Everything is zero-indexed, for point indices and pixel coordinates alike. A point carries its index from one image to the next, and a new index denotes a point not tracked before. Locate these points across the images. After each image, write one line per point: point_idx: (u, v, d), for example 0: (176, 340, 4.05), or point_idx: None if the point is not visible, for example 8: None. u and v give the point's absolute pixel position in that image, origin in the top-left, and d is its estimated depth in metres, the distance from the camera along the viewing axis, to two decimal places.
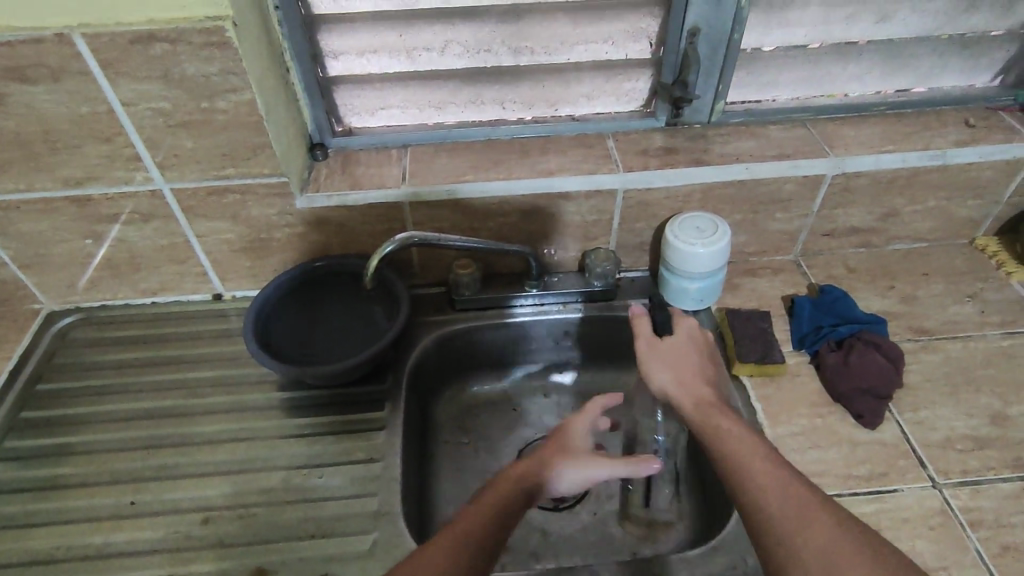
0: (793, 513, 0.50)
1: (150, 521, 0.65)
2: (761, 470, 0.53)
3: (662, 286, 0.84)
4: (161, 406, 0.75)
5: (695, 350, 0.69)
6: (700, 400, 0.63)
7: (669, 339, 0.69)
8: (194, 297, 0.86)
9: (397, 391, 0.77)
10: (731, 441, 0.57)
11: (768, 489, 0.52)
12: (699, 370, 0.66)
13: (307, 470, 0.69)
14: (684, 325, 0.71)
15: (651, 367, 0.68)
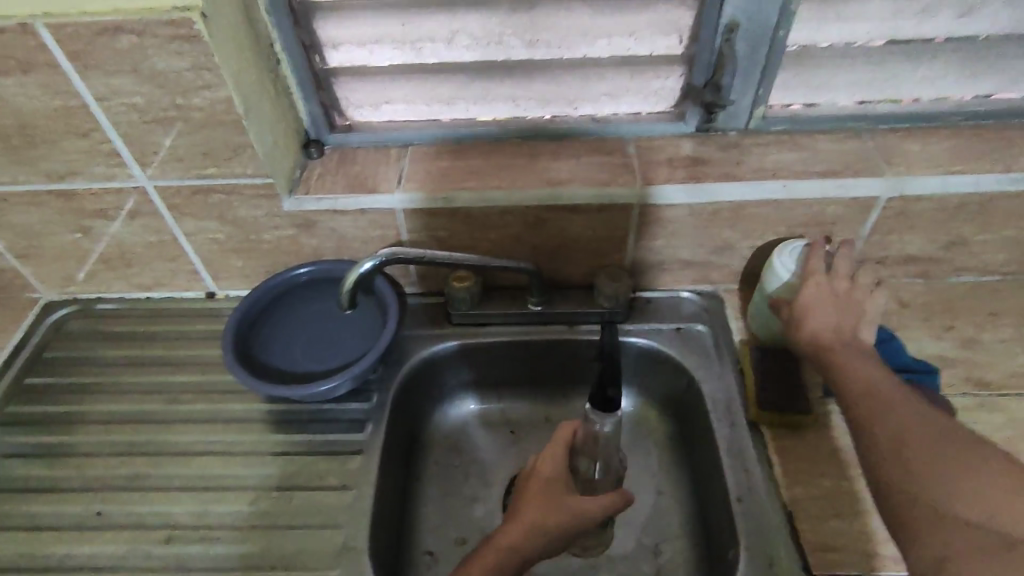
0: (933, 439, 0.51)
1: (115, 534, 0.63)
2: (892, 400, 0.56)
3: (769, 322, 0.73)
4: (142, 410, 0.73)
5: (845, 309, 0.65)
6: (845, 356, 0.62)
7: (836, 283, 0.66)
8: (187, 294, 0.84)
9: (381, 411, 0.72)
10: (856, 376, 0.60)
11: (903, 417, 0.54)
12: (837, 322, 0.64)
13: (277, 493, 0.65)
14: (846, 278, 0.66)
15: (803, 314, 0.65)
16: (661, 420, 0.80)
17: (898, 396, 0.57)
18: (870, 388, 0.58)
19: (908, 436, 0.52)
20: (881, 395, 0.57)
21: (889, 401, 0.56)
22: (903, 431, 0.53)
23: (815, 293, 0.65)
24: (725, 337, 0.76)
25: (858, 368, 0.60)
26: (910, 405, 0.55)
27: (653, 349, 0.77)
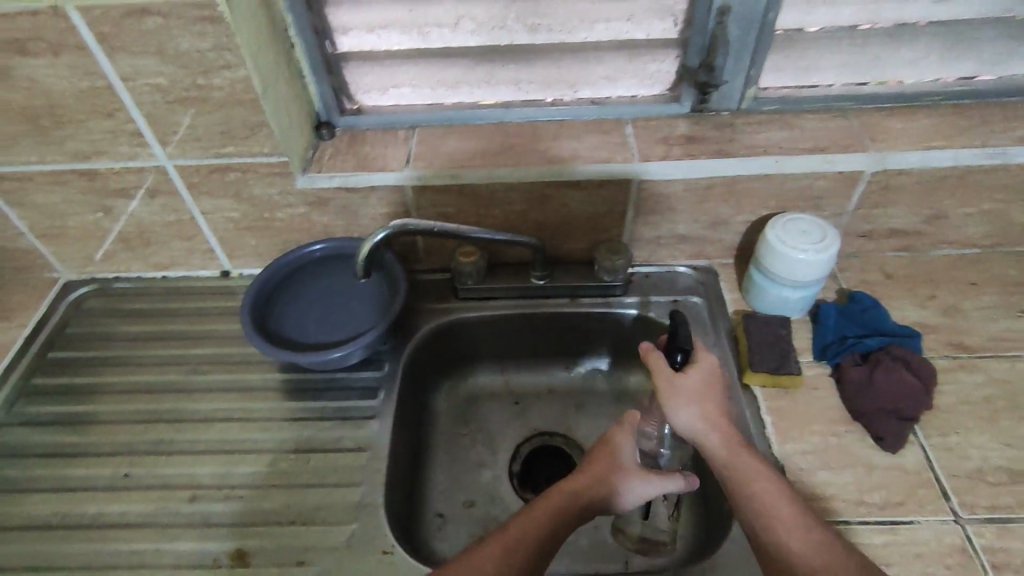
0: (789, 505, 0.55)
1: (142, 494, 0.66)
2: (780, 512, 0.55)
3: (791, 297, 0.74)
4: (163, 381, 0.76)
5: (717, 390, 0.63)
6: (750, 463, 0.58)
7: (689, 378, 0.62)
8: (203, 272, 0.87)
9: (393, 379, 0.75)
10: (755, 483, 0.56)
11: (795, 539, 0.53)
12: (716, 406, 0.61)
13: (296, 455, 0.69)
14: (698, 371, 0.63)
15: (669, 402, 0.61)
16: None
17: (778, 500, 0.55)
18: (750, 479, 0.57)
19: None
20: (775, 505, 0.55)
21: (793, 523, 0.54)
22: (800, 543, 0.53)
23: (708, 361, 0.64)
24: (720, 307, 0.80)
25: (756, 481, 0.56)
26: (795, 512, 0.55)
27: (651, 320, 0.80)
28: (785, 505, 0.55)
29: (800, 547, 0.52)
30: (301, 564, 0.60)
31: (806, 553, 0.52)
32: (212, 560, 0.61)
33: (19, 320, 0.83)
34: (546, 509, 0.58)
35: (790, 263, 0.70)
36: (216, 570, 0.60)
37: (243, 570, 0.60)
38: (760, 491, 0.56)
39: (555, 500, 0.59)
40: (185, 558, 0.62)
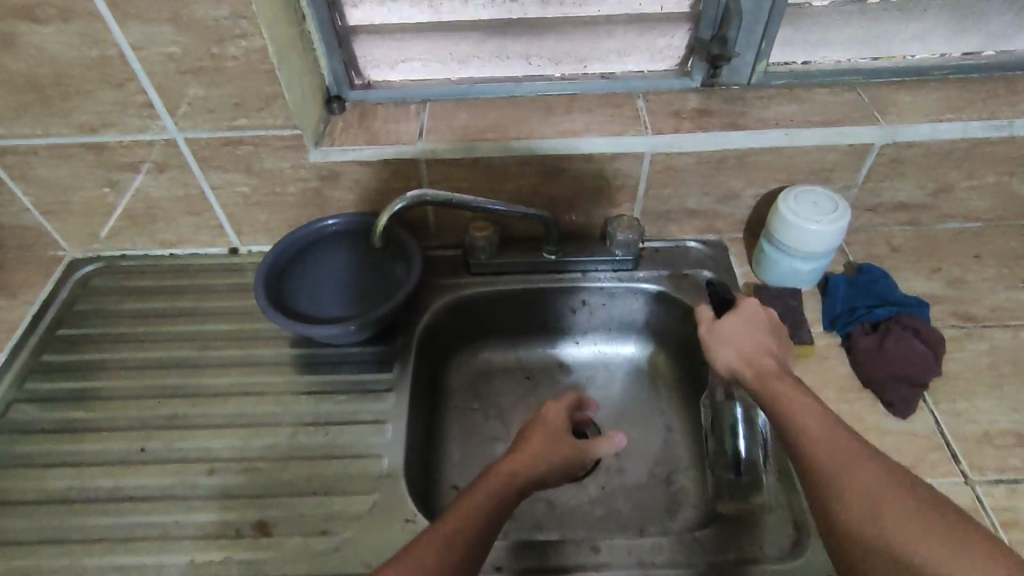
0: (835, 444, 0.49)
1: (159, 467, 0.66)
2: (815, 428, 0.51)
3: (800, 269, 0.75)
4: (175, 357, 0.76)
5: (762, 329, 0.65)
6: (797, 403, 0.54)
7: (733, 319, 0.66)
8: (211, 250, 0.86)
9: (408, 352, 0.75)
10: (792, 404, 0.54)
11: (828, 450, 0.49)
12: (762, 341, 0.63)
13: (313, 427, 0.69)
14: (742, 314, 0.66)
15: (714, 348, 0.65)
16: (668, 362, 0.85)
17: (813, 420, 0.52)
18: (795, 419, 0.52)
19: (853, 491, 0.46)
20: (810, 423, 0.51)
21: (827, 438, 0.50)
22: (838, 454, 0.48)
23: (748, 306, 0.66)
24: (730, 281, 0.81)
25: (793, 402, 0.54)
26: (831, 429, 0.50)
27: (662, 293, 0.81)
28: (823, 422, 0.51)
29: (834, 457, 0.48)
30: (323, 533, 0.61)
31: (840, 463, 0.48)
32: (233, 531, 0.61)
33: (25, 297, 0.82)
34: (493, 484, 0.55)
35: (802, 235, 0.71)
36: (238, 541, 0.61)
37: (265, 540, 0.60)
38: (797, 414, 0.53)
39: (499, 475, 0.56)
40: (205, 529, 0.61)
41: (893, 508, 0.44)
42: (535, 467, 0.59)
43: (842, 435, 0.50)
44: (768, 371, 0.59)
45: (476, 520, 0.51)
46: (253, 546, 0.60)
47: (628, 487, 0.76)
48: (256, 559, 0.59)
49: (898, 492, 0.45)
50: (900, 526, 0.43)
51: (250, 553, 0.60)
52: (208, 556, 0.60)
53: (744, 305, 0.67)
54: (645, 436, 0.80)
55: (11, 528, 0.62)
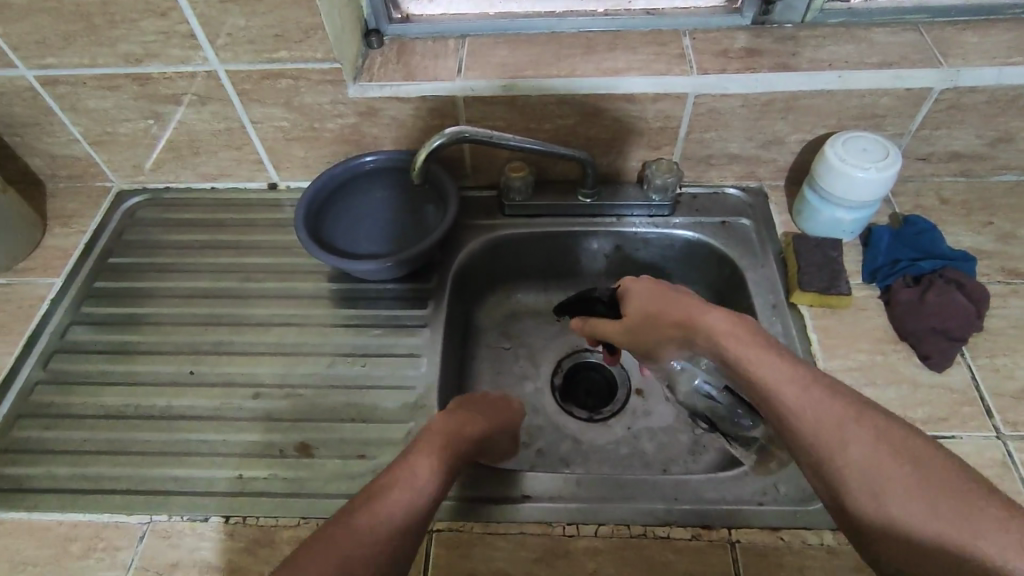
0: (819, 413, 0.44)
1: (207, 388, 0.70)
2: (796, 400, 0.46)
3: (840, 219, 0.74)
4: (219, 287, 0.79)
5: (665, 295, 0.60)
6: (767, 371, 0.48)
7: (632, 305, 0.63)
8: (251, 185, 0.88)
9: (442, 290, 0.77)
10: (759, 370, 0.49)
11: (815, 424, 0.44)
12: (679, 299, 0.58)
13: (351, 358, 0.71)
14: (631, 297, 0.63)
15: (652, 340, 0.63)
16: None
17: (790, 387, 0.46)
18: (773, 388, 0.47)
19: (852, 467, 0.42)
20: (786, 393, 0.46)
21: (811, 406, 0.45)
22: (827, 426, 0.44)
23: (637, 283, 0.63)
24: (769, 229, 0.79)
25: (761, 368, 0.49)
26: (815, 396, 0.45)
27: (697, 240, 0.80)
28: (803, 390, 0.46)
29: (821, 431, 0.44)
30: (362, 457, 0.64)
31: (829, 438, 0.43)
32: (278, 451, 0.65)
33: (76, 226, 0.85)
34: (426, 451, 0.50)
35: (844, 183, 0.69)
36: (282, 459, 0.64)
37: (308, 460, 0.64)
38: (773, 383, 0.47)
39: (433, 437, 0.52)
40: (251, 447, 0.65)
41: (895, 484, 0.40)
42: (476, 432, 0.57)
43: (824, 397, 0.45)
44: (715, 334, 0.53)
45: (422, 484, 0.47)
46: (296, 465, 0.64)
47: (654, 429, 0.77)
48: (299, 476, 0.63)
49: (893, 457, 0.41)
50: (904, 499, 0.39)
51: (294, 471, 0.63)
52: (255, 472, 0.63)
53: (626, 283, 0.64)
54: None
55: (74, 438, 0.67)
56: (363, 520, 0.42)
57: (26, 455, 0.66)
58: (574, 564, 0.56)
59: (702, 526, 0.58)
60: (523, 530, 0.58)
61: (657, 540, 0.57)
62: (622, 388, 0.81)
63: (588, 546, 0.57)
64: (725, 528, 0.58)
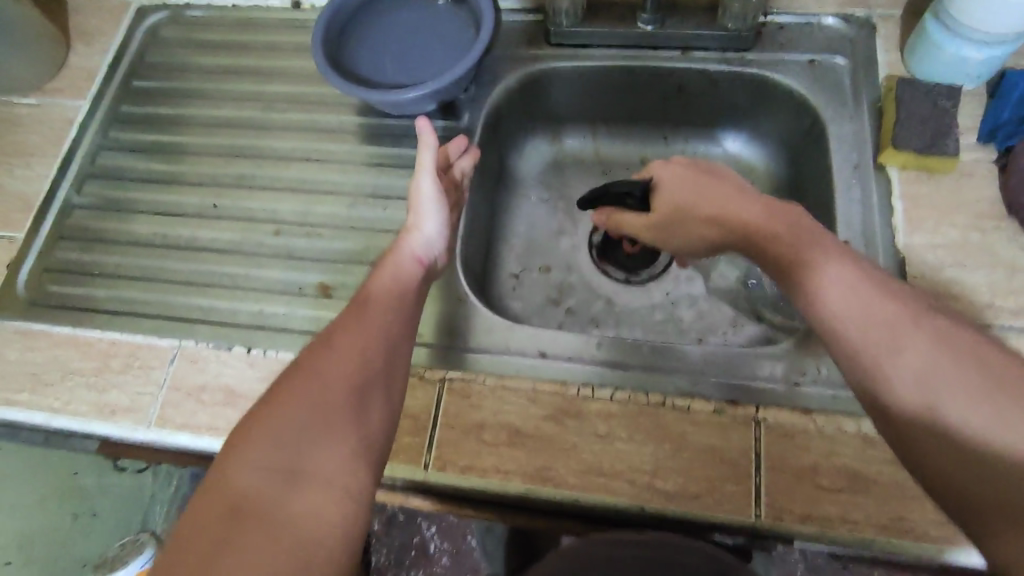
0: (866, 315, 0.40)
1: (231, 223, 0.68)
2: (840, 302, 0.41)
3: (981, 61, 0.59)
4: (242, 117, 0.74)
5: (701, 181, 0.54)
6: (817, 269, 0.43)
7: (666, 195, 0.56)
8: (274, 2, 0.79)
9: (474, 131, 0.69)
10: (808, 269, 0.43)
11: (859, 324, 0.40)
12: (716, 188, 0.53)
13: (373, 200, 0.67)
14: (666, 183, 0.57)
15: (675, 235, 0.56)
16: (769, 168, 0.73)
17: (836, 287, 0.42)
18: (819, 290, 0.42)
19: (900, 367, 0.38)
20: (832, 292, 0.42)
21: (859, 308, 0.41)
22: (873, 326, 0.40)
23: (668, 171, 0.57)
24: (869, 72, 0.65)
25: (808, 266, 0.43)
26: (860, 295, 0.41)
27: (777, 83, 0.67)
28: (849, 290, 0.41)
29: (868, 333, 0.40)
30: None
31: (878, 344, 0.39)
32: (298, 289, 0.64)
33: (99, 45, 0.81)
34: (390, 278, 0.51)
35: (989, 11, 0.54)
36: (302, 298, 0.64)
37: (327, 301, 0.63)
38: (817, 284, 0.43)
39: (393, 268, 0.52)
40: (272, 283, 0.65)
41: (949, 389, 0.37)
42: (429, 232, 0.57)
43: (873, 297, 0.41)
44: (752, 229, 0.48)
45: (394, 303, 0.49)
46: (316, 304, 0.63)
47: (695, 296, 0.71)
48: (318, 315, 0.62)
49: (950, 360, 0.37)
50: (959, 404, 0.36)
51: (313, 310, 0.63)
52: (275, 307, 0.63)
53: (659, 172, 0.58)
54: None
55: (109, 263, 0.68)
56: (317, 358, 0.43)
57: (68, 275, 0.68)
58: (585, 426, 0.54)
59: (729, 401, 0.54)
60: (536, 387, 0.56)
61: (675, 411, 0.54)
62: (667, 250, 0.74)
63: (602, 409, 0.55)
64: (752, 406, 0.54)
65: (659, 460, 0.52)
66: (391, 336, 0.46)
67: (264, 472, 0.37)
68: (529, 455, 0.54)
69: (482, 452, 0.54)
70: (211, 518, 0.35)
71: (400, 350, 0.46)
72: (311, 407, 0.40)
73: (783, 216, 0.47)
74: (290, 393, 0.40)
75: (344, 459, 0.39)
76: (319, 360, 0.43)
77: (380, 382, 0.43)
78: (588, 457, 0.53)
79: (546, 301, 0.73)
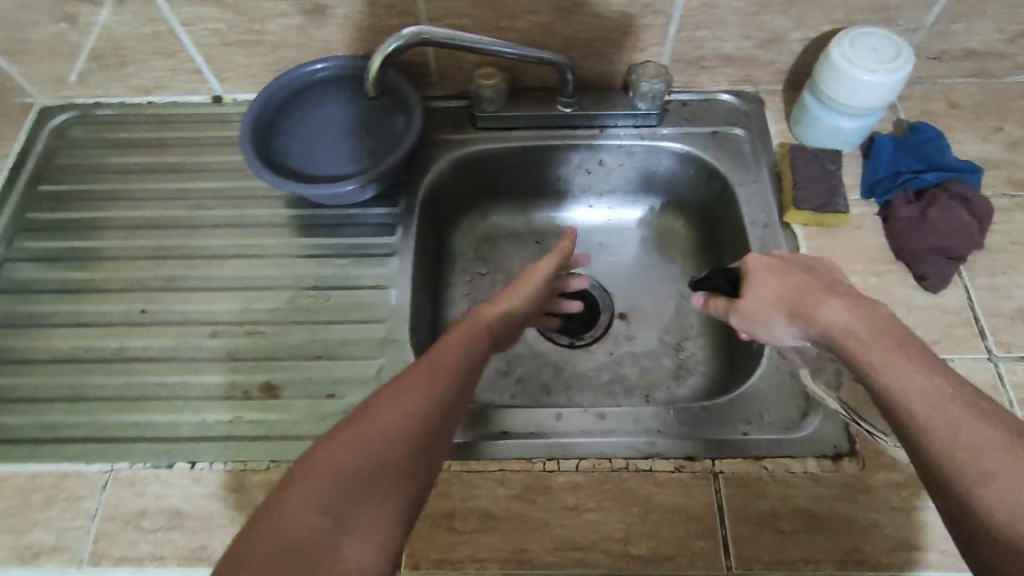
0: (958, 432, 0.36)
1: (162, 329, 0.65)
2: (926, 413, 0.37)
3: (848, 133, 0.68)
4: (167, 218, 0.72)
5: (796, 269, 0.52)
6: (900, 370, 0.40)
7: (767, 277, 0.52)
8: (193, 98, 0.78)
9: (411, 215, 0.71)
10: (884, 374, 0.41)
11: (955, 449, 0.36)
12: (804, 282, 0.50)
13: (315, 292, 0.67)
14: (763, 267, 0.53)
15: (776, 320, 0.51)
16: (688, 229, 0.80)
17: (919, 397, 0.38)
18: (905, 394, 0.39)
19: (1000, 506, 0.33)
20: (912, 399, 0.38)
21: (949, 421, 0.37)
22: (957, 438, 0.36)
23: (764, 260, 0.54)
24: (762, 140, 0.73)
25: (892, 371, 0.40)
26: (953, 409, 0.37)
27: (686, 154, 0.74)
28: (937, 401, 0.38)
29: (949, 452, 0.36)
30: (331, 396, 0.60)
31: (971, 467, 0.35)
32: (242, 393, 0.61)
33: None
34: (454, 336, 0.50)
35: (853, 91, 0.63)
36: (246, 401, 0.61)
37: (274, 402, 0.61)
38: (905, 388, 0.39)
39: (463, 327, 0.52)
40: (212, 389, 0.62)
41: None
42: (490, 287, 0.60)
43: (966, 413, 0.37)
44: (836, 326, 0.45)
45: (454, 355, 0.48)
46: (261, 407, 0.60)
47: (637, 353, 0.75)
48: (265, 418, 0.60)
49: None
50: None
51: (259, 413, 0.60)
52: (218, 415, 0.60)
53: (750, 261, 0.55)
54: (657, 303, 0.78)
55: (23, 385, 0.62)
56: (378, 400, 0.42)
57: None
58: (554, 500, 0.55)
59: (686, 458, 0.57)
60: (501, 467, 0.56)
61: (638, 474, 0.56)
62: (605, 312, 0.78)
63: (569, 481, 0.56)
64: (708, 460, 0.57)
65: (629, 526, 0.54)
66: (453, 390, 0.45)
67: (315, 510, 0.36)
68: (504, 539, 0.53)
69: (455, 542, 0.53)
70: (262, 557, 0.34)
71: (465, 398, 0.46)
72: (376, 445, 0.39)
73: (870, 314, 0.44)
74: (339, 443, 0.39)
75: (399, 507, 0.38)
76: (387, 397, 0.42)
77: (447, 427, 0.43)
78: (562, 532, 0.53)
79: (496, 373, 0.74)
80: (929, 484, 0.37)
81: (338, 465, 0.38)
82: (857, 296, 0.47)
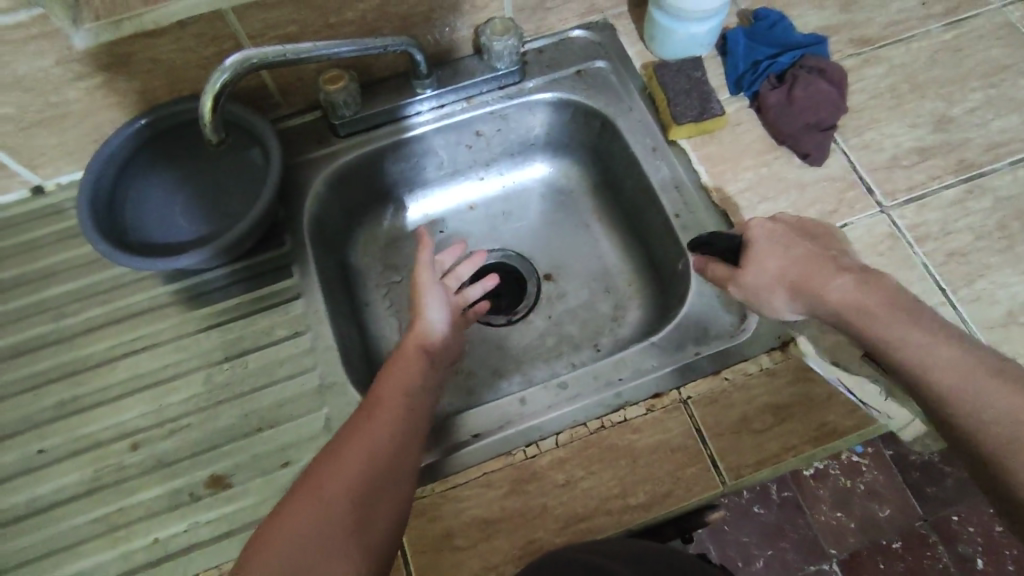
0: (982, 400, 0.41)
1: (72, 462, 0.57)
2: (948, 381, 0.42)
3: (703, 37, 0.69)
4: (30, 338, 0.63)
5: (793, 238, 0.53)
6: (911, 344, 0.45)
7: (763, 248, 0.53)
8: (7, 197, 0.68)
9: (302, 250, 0.66)
10: (905, 350, 0.45)
11: (990, 418, 0.40)
12: (812, 255, 0.51)
13: (228, 363, 0.61)
14: (761, 239, 0.54)
15: (767, 292, 0.53)
16: (582, 172, 0.79)
17: (943, 367, 0.43)
18: (926, 366, 0.44)
19: None
20: (941, 373, 0.43)
21: (964, 385, 0.42)
22: (994, 416, 0.40)
23: (762, 231, 0.54)
24: (625, 66, 0.73)
25: (909, 346, 0.45)
26: (975, 378, 0.42)
27: (557, 101, 0.73)
28: (958, 371, 0.42)
29: (978, 423, 0.41)
30: (285, 465, 0.56)
31: (1006, 436, 0.40)
32: (187, 496, 0.56)
33: None
34: (391, 384, 0.53)
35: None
36: (197, 503, 0.55)
37: (227, 494, 0.56)
38: (924, 363, 0.44)
39: (393, 372, 0.55)
40: (153, 505, 0.56)
41: None
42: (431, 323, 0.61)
43: (986, 381, 0.41)
44: (843, 303, 0.48)
45: (393, 410, 0.51)
46: (216, 504, 0.55)
47: (572, 308, 0.74)
48: (223, 514, 0.55)
49: None
50: None
51: (216, 510, 0.55)
52: (171, 529, 0.55)
53: (749, 231, 0.55)
54: (576, 254, 0.77)
55: None
56: (321, 471, 0.45)
57: None
58: (546, 484, 0.54)
59: (652, 396, 0.58)
60: (484, 470, 0.55)
61: (615, 428, 0.56)
62: (529, 280, 0.77)
63: (554, 460, 0.55)
64: (673, 391, 0.58)
65: (622, 481, 0.54)
66: (394, 442, 0.49)
67: None
68: (510, 539, 0.53)
69: (462, 560, 0.52)
70: None
71: (408, 447, 0.49)
72: (323, 518, 0.43)
73: (879, 285, 0.48)
74: (287, 517, 0.43)
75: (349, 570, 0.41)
76: (331, 464, 0.46)
77: (392, 480, 0.47)
78: (562, 511, 0.53)
79: None
80: (959, 450, 0.43)
81: (284, 540, 0.41)
82: (861, 269, 0.49)
